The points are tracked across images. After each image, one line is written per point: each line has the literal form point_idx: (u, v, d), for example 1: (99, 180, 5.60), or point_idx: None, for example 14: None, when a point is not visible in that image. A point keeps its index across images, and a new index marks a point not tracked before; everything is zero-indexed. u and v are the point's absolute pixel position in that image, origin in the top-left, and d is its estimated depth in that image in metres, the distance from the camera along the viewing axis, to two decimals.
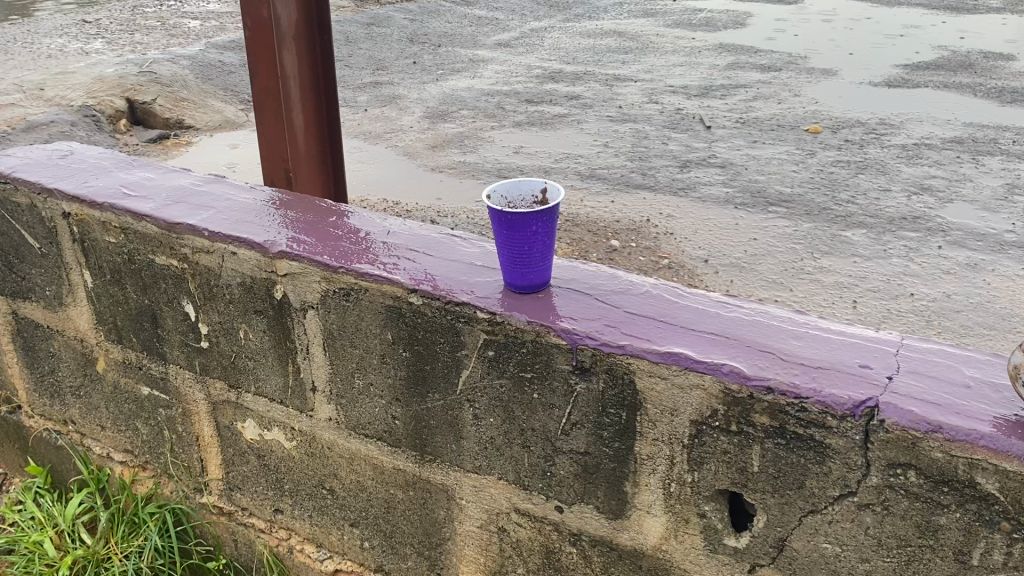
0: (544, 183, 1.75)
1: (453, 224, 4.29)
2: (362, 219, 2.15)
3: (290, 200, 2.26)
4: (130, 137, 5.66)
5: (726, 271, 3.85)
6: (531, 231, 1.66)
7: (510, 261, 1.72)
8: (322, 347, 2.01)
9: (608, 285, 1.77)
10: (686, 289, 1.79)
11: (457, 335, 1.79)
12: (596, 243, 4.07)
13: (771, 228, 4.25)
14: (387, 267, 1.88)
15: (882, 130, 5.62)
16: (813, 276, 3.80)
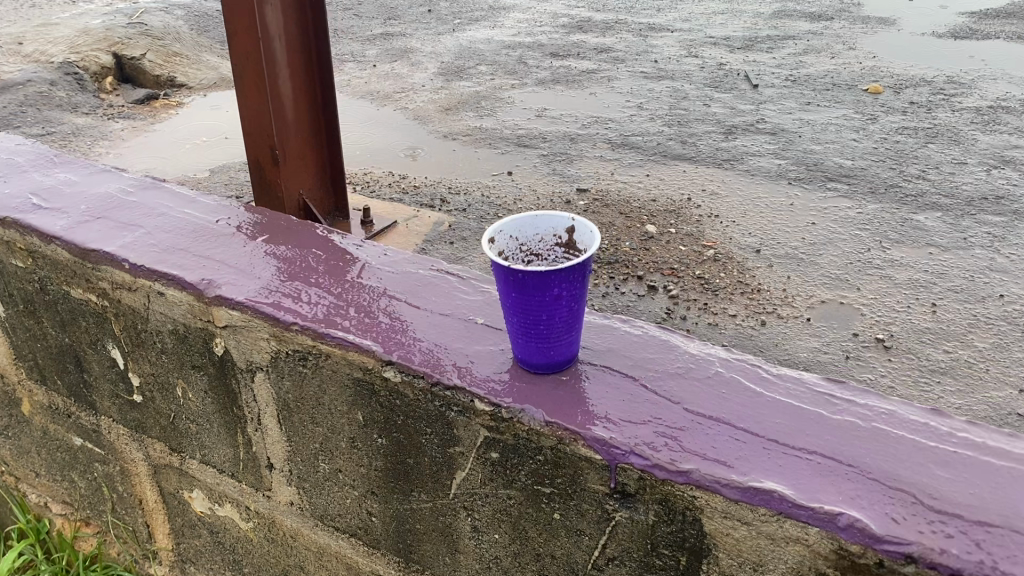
0: (569, 218, 1.24)
1: (465, 203, 3.78)
2: (333, 242, 1.65)
3: (242, 211, 1.76)
4: (115, 95, 5.15)
5: (782, 265, 3.32)
6: (552, 293, 1.15)
7: (520, 331, 1.22)
8: (276, 419, 1.54)
9: (658, 363, 1.27)
10: (767, 367, 1.28)
11: (449, 427, 1.30)
12: (630, 228, 3.54)
13: (830, 210, 3.70)
14: (357, 323, 1.38)
15: (951, 90, 4.99)
16: (883, 272, 3.26)
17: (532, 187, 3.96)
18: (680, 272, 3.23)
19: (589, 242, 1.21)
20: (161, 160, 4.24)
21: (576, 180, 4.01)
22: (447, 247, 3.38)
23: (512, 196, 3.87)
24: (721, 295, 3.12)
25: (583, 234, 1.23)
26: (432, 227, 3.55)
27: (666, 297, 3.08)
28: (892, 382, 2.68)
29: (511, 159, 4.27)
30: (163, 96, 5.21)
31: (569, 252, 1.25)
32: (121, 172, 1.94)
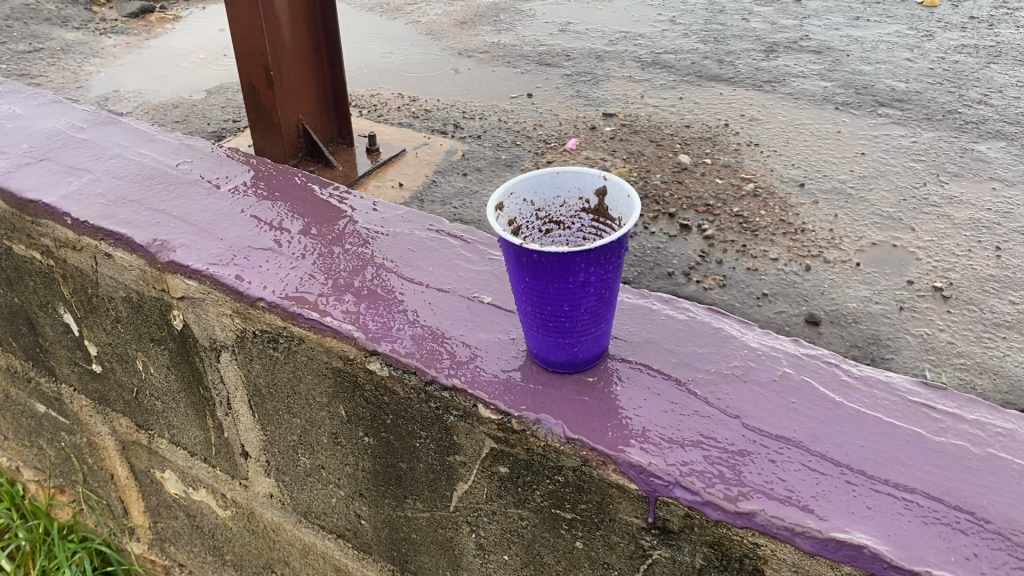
0: (600, 177, 0.97)
1: (481, 129, 3.49)
2: (314, 191, 1.39)
3: (210, 152, 1.50)
4: (109, 9, 4.83)
5: (827, 200, 3.02)
6: (577, 279, 0.89)
7: (536, 323, 0.96)
8: (247, 405, 1.30)
9: (709, 360, 1.01)
10: (846, 367, 1.02)
11: (447, 433, 1.06)
12: (661, 159, 3.24)
13: (881, 140, 3.37)
14: (337, 299, 1.13)
15: (1015, 4, 4.56)
16: (941, 210, 2.95)
17: (554, 111, 3.64)
18: (716, 209, 2.95)
19: (626, 209, 0.94)
20: (155, 79, 3.94)
21: (602, 103, 3.69)
22: (461, 179, 3.11)
23: (531, 121, 3.57)
24: (761, 235, 2.83)
25: (618, 198, 0.97)
26: (443, 155, 3.29)
27: (700, 238, 2.81)
28: (951, 339, 2.42)
29: (531, 79, 3.94)
30: (160, 9, 4.88)
31: (601, 220, 0.99)
32: (75, 102, 1.68)
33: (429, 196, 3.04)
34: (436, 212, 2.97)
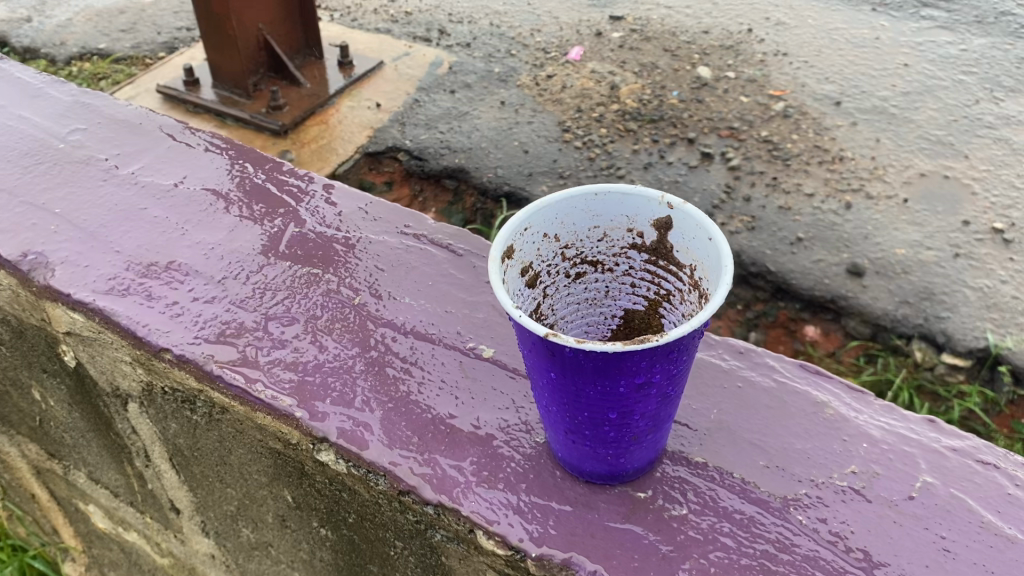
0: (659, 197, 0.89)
1: (470, 35, 3.07)
2: (249, 178, 1.47)
3: (138, 129, 1.58)
4: None
5: (867, 121, 2.65)
6: (633, 381, 0.72)
7: (572, 421, 0.80)
8: (169, 463, 1.26)
9: (792, 479, 1.04)
10: (933, 472, 1.06)
11: (415, 542, 1.05)
12: (677, 72, 2.85)
13: (925, 47, 2.99)
14: (273, 347, 1.14)
15: None
16: (998, 133, 2.60)
17: (553, 13, 3.22)
18: (741, 133, 2.59)
19: (699, 255, 0.88)
20: None
21: (608, 3, 3.26)
22: (449, 100, 2.74)
23: (528, 26, 3.14)
24: (793, 164, 2.48)
25: (681, 235, 0.91)
26: (427, 68, 2.90)
27: (724, 169, 2.47)
28: (1016, 294, 2.10)
29: None
30: None
31: (652, 260, 0.95)
32: (24, 68, 1.77)
33: (412, 118, 2.68)
34: (421, 137, 2.61)
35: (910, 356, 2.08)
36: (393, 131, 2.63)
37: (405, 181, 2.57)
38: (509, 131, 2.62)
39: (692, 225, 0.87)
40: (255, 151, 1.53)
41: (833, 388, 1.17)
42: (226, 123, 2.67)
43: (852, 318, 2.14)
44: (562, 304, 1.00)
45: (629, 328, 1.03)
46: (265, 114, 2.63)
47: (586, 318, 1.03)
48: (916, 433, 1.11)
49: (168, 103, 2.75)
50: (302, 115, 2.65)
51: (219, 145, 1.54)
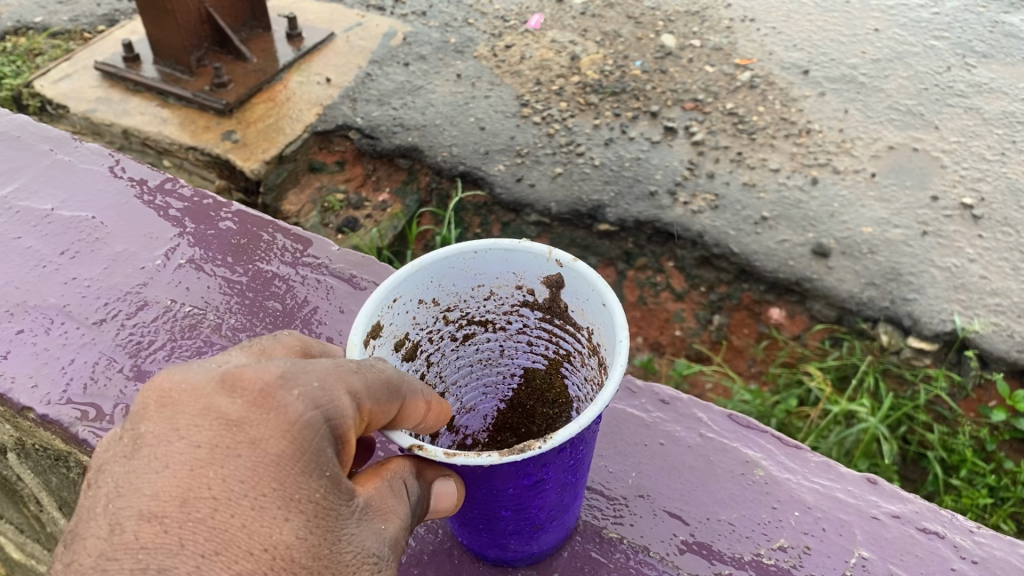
0: (544, 252, 1.04)
1: (425, 3, 2.96)
2: (133, 199, 1.81)
3: (20, 142, 1.96)
4: None
5: (836, 91, 2.56)
6: (521, 482, 0.94)
7: (471, 516, 1.04)
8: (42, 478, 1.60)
9: (704, 541, 1.25)
10: (848, 526, 1.27)
11: None
12: (640, 41, 2.74)
13: (897, 11, 2.91)
14: (106, 391, 1.42)
15: None
16: (969, 102, 2.52)
17: None
18: (706, 105, 2.50)
19: (589, 319, 1.05)
20: None
21: None
22: (402, 74, 2.64)
23: None
24: (759, 139, 2.39)
25: (573, 295, 1.07)
26: (380, 39, 2.79)
27: (687, 144, 2.38)
28: (984, 274, 2.04)
29: None
30: None
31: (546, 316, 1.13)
32: None
33: (363, 94, 2.57)
34: (372, 114, 2.50)
35: (876, 339, 2.02)
36: (343, 108, 2.53)
37: (358, 160, 2.51)
38: (465, 106, 2.51)
39: (584, 285, 1.02)
40: (136, 175, 1.87)
41: (765, 446, 1.38)
42: (168, 101, 2.61)
43: (817, 301, 2.08)
44: (452, 368, 1.18)
45: (527, 384, 1.22)
46: (208, 92, 2.55)
47: (484, 376, 1.23)
48: (853, 497, 1.30)
49: (109, 80, 2.71)
50: (246, 93, 2.56)
51: (98, 164, 1.89)
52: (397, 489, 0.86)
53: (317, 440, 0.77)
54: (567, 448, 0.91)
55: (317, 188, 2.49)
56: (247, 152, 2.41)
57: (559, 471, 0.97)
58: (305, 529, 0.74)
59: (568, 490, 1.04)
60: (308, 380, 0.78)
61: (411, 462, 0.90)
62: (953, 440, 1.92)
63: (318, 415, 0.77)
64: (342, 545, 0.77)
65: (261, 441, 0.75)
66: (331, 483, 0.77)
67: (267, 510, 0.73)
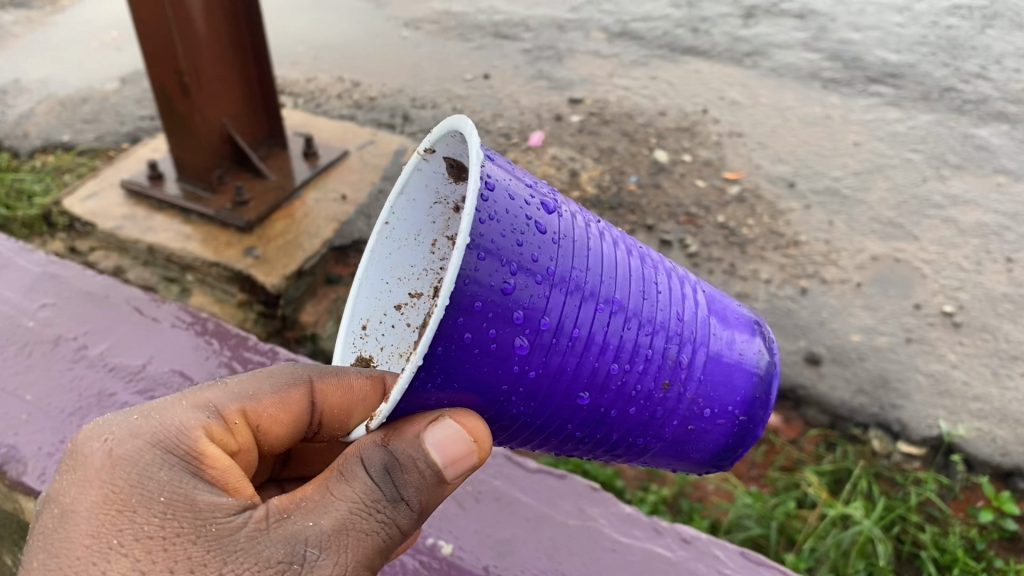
0: (414, 165, 1.12)
1: (433, 121, 3.16)
2: (218, 356, 1.89)
3: (105, 301, 2.02)
4: (36, 16, 4.64)
5: (820, 203, 2.74)
6: (517, 355, 0.98)
7: (577, 423, 1.10)
8: None
9: None
10: None
11: None
12: (635, 157, 2.93)
13: (875, 125, 3.12)
14: None
15: None
16: (945, 213, 2.69)
17: (514, 97, 3.30)
18: (699, 219, 2.66)
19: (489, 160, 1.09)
20: (67, 68, 3.94)
21: (568, 85, 3.37)
22: None
23: (490, 110, 3.22)
24: (750, 251, 2.55)
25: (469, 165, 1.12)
26: (391, 157, 2.98)
27: (683, 256, 2.53)
28: (966, 379, 2.17)
29: (489, 55, 3.66)
30: (86, 8, 4.71)
31: None
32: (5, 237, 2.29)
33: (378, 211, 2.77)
34: None
35: (868, 444, 2.11)
36: (359, 225, 2.72)
37: None
38: None
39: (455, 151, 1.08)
40: (217, 329, 1.96)
41: None
42: (191, 218, 2.76)
43: (811, 407, 2.19)
44: None
45: None
46: (230, 209, 2.70)
47: None
48: None
49: (134, 198, 2.87)
50: (266, 209, 2.71)
51: (182, 322, 1.97)
52: (351, 469, 0.97)
53: (143, 467, 0.99)
54: (502, 282, 0.93)
55: (334, 300, 2.63)
56: (268, 268, 2.54)
57: (554, 303, 0.98)
58: (144, 552, 0.92)
59: (625, 322, 1.05)
60: (134, 425, 1.04)
61: (379, 437, 0.98)
62: (944, 539, 1.92)
63: (136, 448, 1.01)
64: (192, 553, 0.92)
65: (95, 494, 0.97)
66: (168, 500, 0.96)
67: (102, 545, 0.93)
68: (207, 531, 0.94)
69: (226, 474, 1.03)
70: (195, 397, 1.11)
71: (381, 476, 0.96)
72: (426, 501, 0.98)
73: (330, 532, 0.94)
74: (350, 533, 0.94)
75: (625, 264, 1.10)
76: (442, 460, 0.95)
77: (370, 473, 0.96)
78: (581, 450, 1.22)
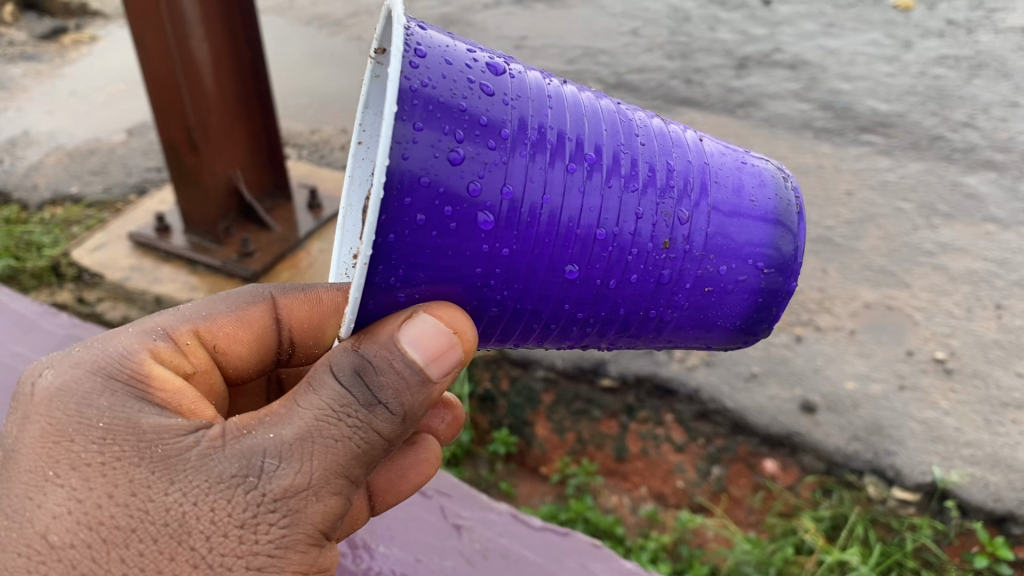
0: (372, 78, 1.17)
1: None
2: None
3: None
4: (46, 69, 4.75)
5: (813, 251, 2.80)
6: (483, 227, 1.06)
7: (578, 296, 1.18)
8: None
9: None
10: None
11: None
12: None
13: (866, 174, 3.19)
14: None
15: (976, 20, 4.63)
16: (936, 260, 2.75)
17: None
18: None
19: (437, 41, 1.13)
20: (75, 120, 4.04)
21: None
22: None
23: None
24: None
25: None
26: None
27: None
28: (958, 425, 2.21)
29: None
30: (95, 61, 4.83)
31: None
32: (30, 301, 2.47)
33: None
34: None
35: (863, 490, 2.14)
36: None
37: None
38: None
39: None
40: None
41: None
42: (197, 268, 2.82)
43: (807, 453, 2.21)
44: None
45: None
46: (236, 260, 2.76)
47: None
48: None
49: (142, 249, 2.93)
50: (271, 260, 2.77)
51: None
52: (323, 376, 1.08)
53: (86, 396, 1.11)
54: (448, 153, 1.01)
55: None
56: None
57: (514, 170, 1.06)
58: (95, 472, 1.05)
59: (592, 179, 1.12)
60: (79, 359, 1.16)
61: (353, 342, 1.08)
62: None
63: (79, 380, 1.13)
64: (135, 475, 1.05)
65: (42, 424, 1.10)
66: (109, 424, 1.09)
67: (55, 466, 1.06)
68: (151, 452, 1.06)
69: (177, 398, 1.16)
70: (146, 325, 1.28)
71: (351, 380, 1.07)
72: (406, 403, 1.08)
73: (293, 441, 1.05)
74: (313, 438, 1.06)
75: (592, 127, 1.16)
76: (423, 356, 1.05)
77: (340, 378, 1.07)
78: (607, 339, 1.31)
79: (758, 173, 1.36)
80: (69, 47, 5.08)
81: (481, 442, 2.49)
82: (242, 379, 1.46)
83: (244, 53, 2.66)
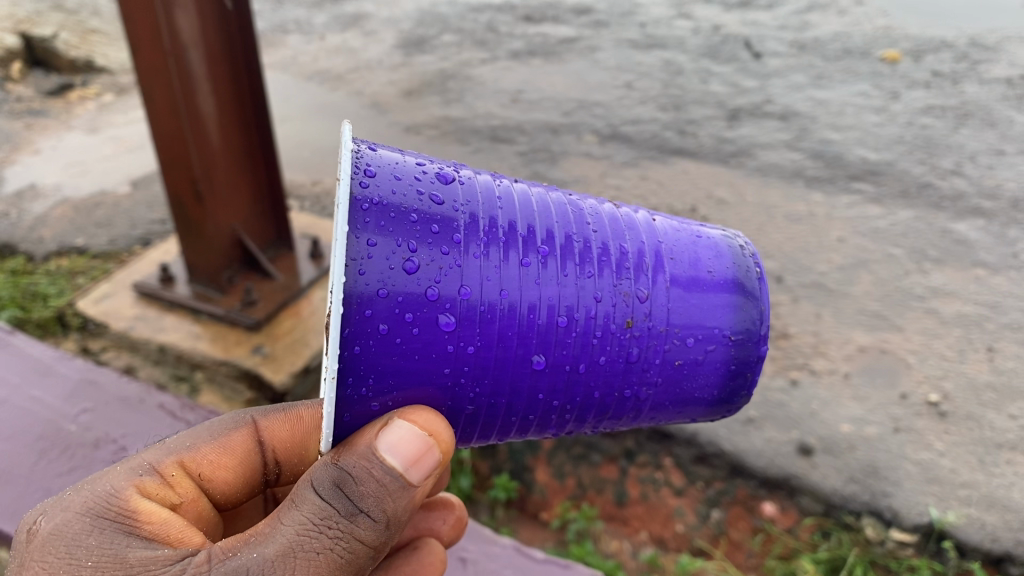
0: None
1: None
2: None
3: (140, 407, 2.25)
4: (52, 124, 4.85)
5: (807, 296, 2.86)
6: (443, 329, 1.10)
7: (552, 383, 1.20)
8: None
9: None
10: None
11: None
12: None
13: (857, 220, 3.26)
14: None
15: (961, 71, 4.76)
16: (928, 304, 2.81)
17: None
18: None
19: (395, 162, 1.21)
20: (81, 173, 4.11)
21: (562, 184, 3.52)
22: None
23: None
24: None
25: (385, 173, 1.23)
26: None
27: None
28: (954, 466, 2.24)
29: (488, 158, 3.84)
30: (101, 115, 4.93)
31: None
32: (41, 346, 2.49)
33: None
34: None
35: (862, 532, 2.13)
36: None
37: None
38: None
39: None
40: None
41: None
42: (201, 318, 2.86)
43: (806, 495, 2.24)
44: None
45: None
46: (239, 310, 2.81)
47: None
48: None
49: (145, 298, 2.97)
50: (274, 309, 2.83)
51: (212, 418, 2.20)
52: (303, 495, 1.11)
53: (76, 534, 1.15)
54: (402, 263, 1.07)
55: None
56: (276, 366, 2.64)
57: (469, 271, 1.11)
58: None
59: (553, 270, 1.16)
60: (69, 499, 1.20)
61: (331, 459, 1.12)
62: None
63: (68, 518, 1.17)
64: None
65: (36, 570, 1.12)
66: (99, 559, 1.12)
67: None
68: None
69: (164, 528, 1.19)
70: (132, 461, 1.31)
71: (332, 494, 1.10)
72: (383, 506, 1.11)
73: (275, 557, 1.06)
74: (292, 552, 1.07)
75: (548, 220, 1.21)
76: (401, 461, 1.09)
77: (322, 492, 1.10)
78: (592, 423, 1.32)
79: (715, 244, 1.36)
80: (75, 103, 5.18)
81: (481, 487, 2.43)
82: (232, 504, 1.48)
83: (249, 115, 2.75)
